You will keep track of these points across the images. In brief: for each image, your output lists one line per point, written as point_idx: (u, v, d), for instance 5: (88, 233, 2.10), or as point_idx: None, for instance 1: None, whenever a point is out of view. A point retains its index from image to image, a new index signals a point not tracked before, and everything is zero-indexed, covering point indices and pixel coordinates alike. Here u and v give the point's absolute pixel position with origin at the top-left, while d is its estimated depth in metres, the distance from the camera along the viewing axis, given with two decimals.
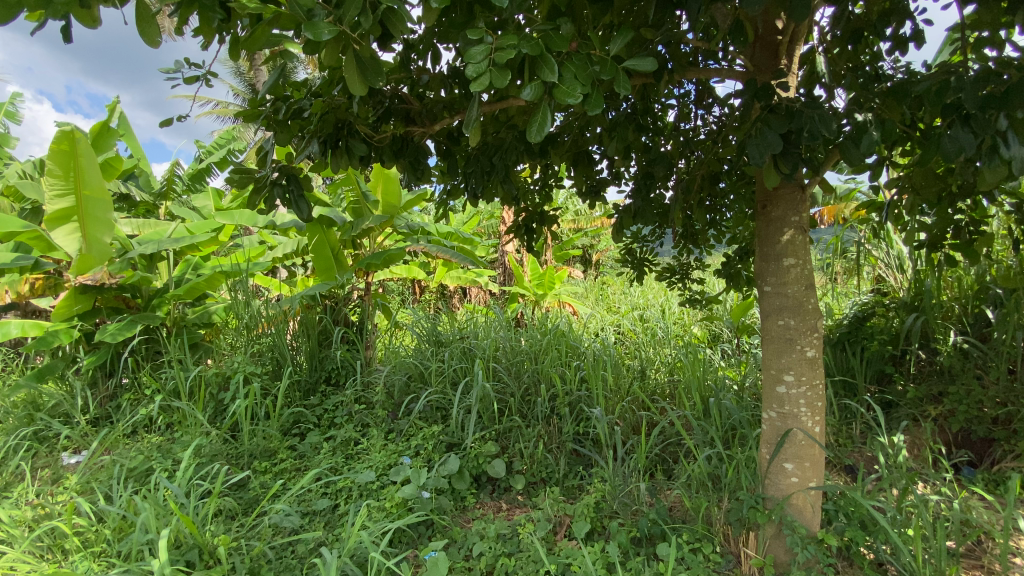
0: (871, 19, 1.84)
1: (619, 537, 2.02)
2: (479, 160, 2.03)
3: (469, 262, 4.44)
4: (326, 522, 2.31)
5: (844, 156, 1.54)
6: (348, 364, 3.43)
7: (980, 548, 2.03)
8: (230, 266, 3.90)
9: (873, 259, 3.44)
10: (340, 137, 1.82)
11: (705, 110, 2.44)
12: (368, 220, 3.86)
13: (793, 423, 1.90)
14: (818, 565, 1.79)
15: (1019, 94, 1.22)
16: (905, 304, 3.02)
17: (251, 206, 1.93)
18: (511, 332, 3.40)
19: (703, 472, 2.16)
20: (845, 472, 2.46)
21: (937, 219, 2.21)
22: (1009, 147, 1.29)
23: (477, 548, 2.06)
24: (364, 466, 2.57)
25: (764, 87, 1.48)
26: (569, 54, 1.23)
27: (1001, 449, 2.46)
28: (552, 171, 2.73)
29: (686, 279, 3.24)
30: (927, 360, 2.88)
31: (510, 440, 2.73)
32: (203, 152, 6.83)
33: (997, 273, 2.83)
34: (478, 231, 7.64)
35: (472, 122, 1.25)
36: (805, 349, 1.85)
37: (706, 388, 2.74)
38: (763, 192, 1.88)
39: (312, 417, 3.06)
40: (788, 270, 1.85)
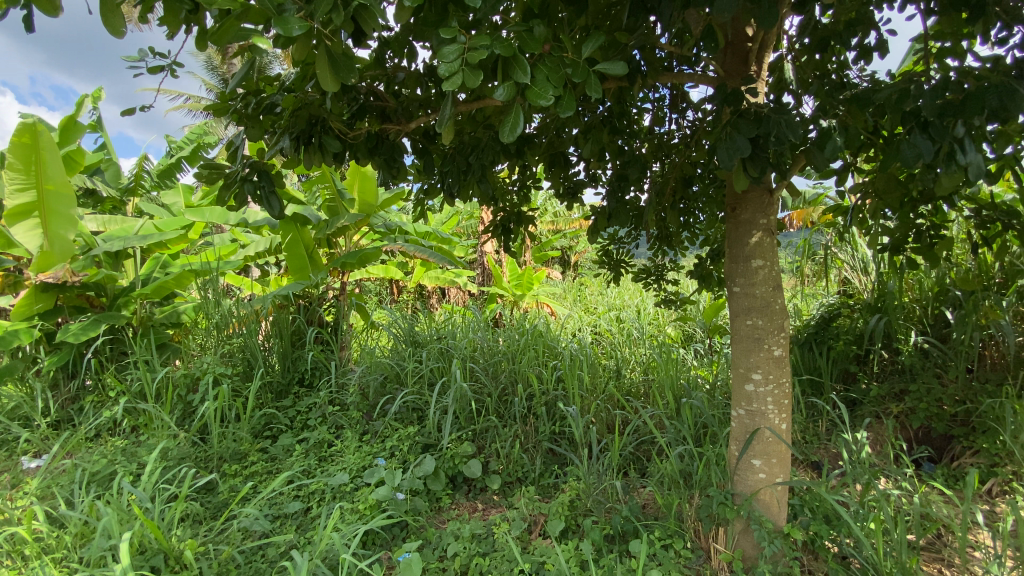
0: (838, 29, 1.91)
1: (592, 534, 2.04)
2: (456, 159, 2.03)
3: (447, 262, 4.42)
4: (298, 525, 2.28)
5: (811, 160, 1.58)
6: (323, 364, 3.38)
7: (940, 541, 2.11)
8: (199, 265, 3.81)
9: (839, 262, 3.55)
10: (313, 133, 1.79)
11: (679, 114, 2.49)
12: (344, 219, 3.82)
13: (761, 421, 1.94)
14: (785, 559, 1.84)
15: (975, 101, 1.27)
16: (869, 305, 3.13)
17: (221, 202, 1.89)
18: (489, 332, 3.41)
19: (675, 469, 2.19)
20: (812, 468, 2.53)
21: (900, 223, 2.29)
22: (966, 153, 1.35)
23: (452, 548, 2.05)
24: (338, 468, 2.53)
25: (734, 93, 1.52)
26: (543, 56, 1.24)
27: (959, 445, 2.56)
28: (530, 172, 2.74)
29: (661, 280, 3.29)
30: (889, 360, 2.98)
31: (487, 441, 2.73)
32: (174, 147, 6.65)
33: (956, 275, 2.95)
34: (457, 231, 7.62)
35: (445, 120, 1.25)
36: (773, 348, 1.90)
37: (679, 387, 2.79)
38: (733, 195, 1.92)
39: (284, 418, 3.00)
40: (756, 271, 1.89)
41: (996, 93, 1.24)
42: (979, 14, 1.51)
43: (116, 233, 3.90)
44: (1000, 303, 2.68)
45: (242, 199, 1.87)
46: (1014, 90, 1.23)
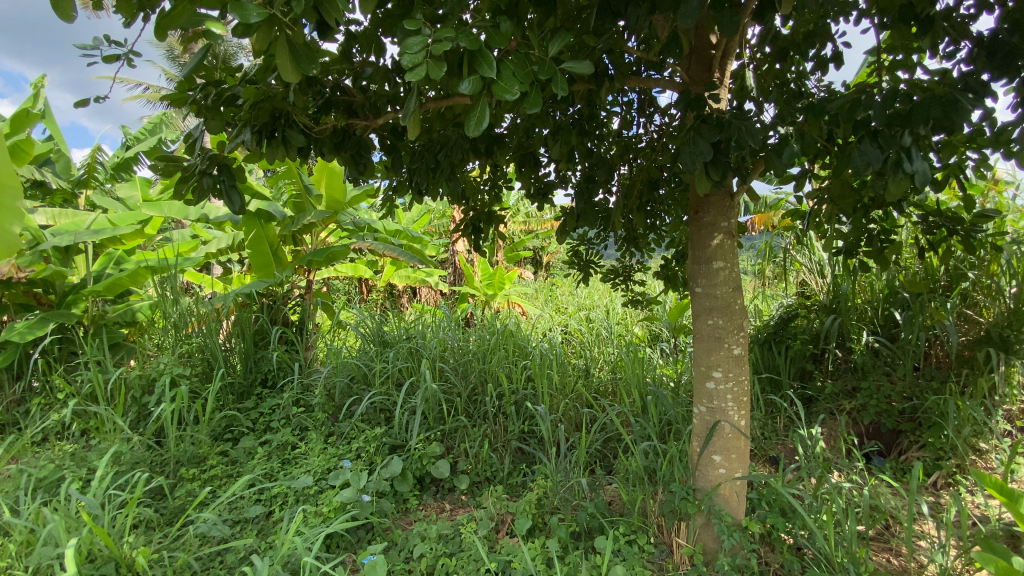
0: (796, 40, 1.99)
1: (559, 532, 2.06)
2: (424, 157, 2.00)
3: (417, 261, 4.38)
4: (259, 529, 2.21)
5: (769, 166, 1.63)
6: (286, 365, 3.29)
7: (888, 532, 2.22)
8: (156, 261, 3.65)
9: (798, 264, 3.67)
10: (277, 127, 1.74)
11: (646, 118, 2.53)
12: (310, 215, 3.74)
13: (721, 416, 2.00)
14: (743, 551, 1.90)
15: (920, 112, 1.34)
16: (825, 306, 3.25)
17: (178, 196, 1.82)
18: (459, 333, 3.39)
19: (640, 466, 2.24)
20: (770, 463, 2.62)
21: (853, 228, 2.39)
22: (912, 162, 1.41)
23: (418, 549, 2.04)
24: (301, 471, 2.47)
25: (697, 98, 1.56)
26: (509, 53, 1.24)
27: (906, 439, 2.69)
28: (500, 171, 2.74)
29: (629, 280, 3.34)
30: (843, 358, 3.12)
31: (456, 441, 2.71)
32: (131, 139, 6.36)
33: (905, 278, 3.09)
34: (429, 230, 7.56)
35: (409, 114, 1.24)
36: (732, 347, 1.96)
37: (645, 385, 2.85)
38: (696, 198, 1.97)
39: (246, 420, 2.91)
40: (717, 272, 1.94)
41: (939, 104, 1.32)
42: (927, 29, 1.59)
43: (66, 227, 3.71)
44: (943, 304, 2.83)
45: (201, 193, 1.81)
46: (956, 102, 1.30)
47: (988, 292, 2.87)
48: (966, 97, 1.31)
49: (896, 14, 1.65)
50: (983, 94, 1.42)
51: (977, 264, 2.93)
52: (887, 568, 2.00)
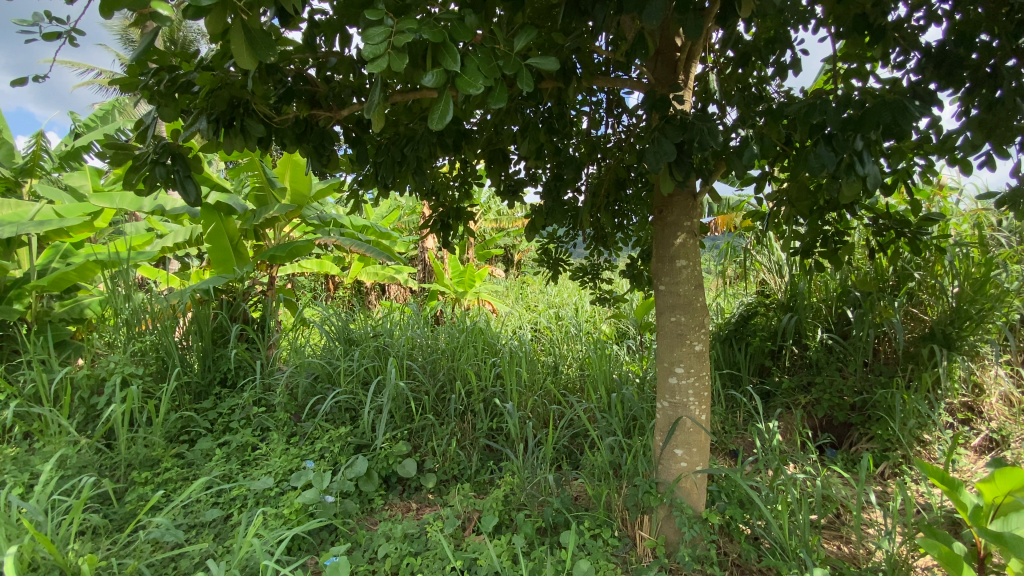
0: (758, 46, 2.04)
1: (525, 528, 2.06)
2: (390, 150, 1.96)
3: (384, 258, 4.31)
4: (216, 533, 2.14)
5: (731, 167, 1.67)
6: (247, 363, 3.19)
7: (839, 520, 2.29)
8: (106, 255, 3.48)
9: (759, 264, 3.78)
10: (235, 116, 1.68)
11: (615, 118, 2.56)
12: (273, 209, 3.64)
13: (683, 411, 2.04)
14: (703, 542, 1.95)
15: (871, 118, 1.40)
16: (782, 304, 3.37)
17: (128, 185, 1.73)
18: (428, 330, 3.36)
19: (605, 461, 2.28)
20: (730, 456, 2.70)
21: (809, 229, 2.48)
22: (864, 165, 1.46)
23: (382, 549, 2.01)
24: (262, 471, 2.41)
25: (662, 99, 1.59)
26: (474, 47, 1.23)
27: (857, 431, 2.82)
28: (470, 168, 2.73)
29: (597, 278, 3.38)
30: (799, 354, 3.24)
31: (423, 439, 2.68)
32: (81, 127, 6.04)
33: (857, 277, 3.23)
34: (398, 227, 7.46)
35: (372, 106, 1.21)
36: (694, 344, 2.00)
37: (611, 381, 2.90)
38: (660, 198, 2.01)
39: (203, 421, 2.81)
40: (680, 270, 1.98)
41: (888, 111, 1.37)
42: (879, 38, 1.66)
43: (7, 218, 3.50)
44: (892, 303, 2.97)
45: (154, 184, 1.72)
46: (903, 108, 1.36)
47: (932, 291, 3.03)
48: (913, 104, 1.38)
49: (851, 24, 1.72)
50: (929, 102, 1.49)
51: (922, 265, 3.09)
52: (838, 555, 2.09)
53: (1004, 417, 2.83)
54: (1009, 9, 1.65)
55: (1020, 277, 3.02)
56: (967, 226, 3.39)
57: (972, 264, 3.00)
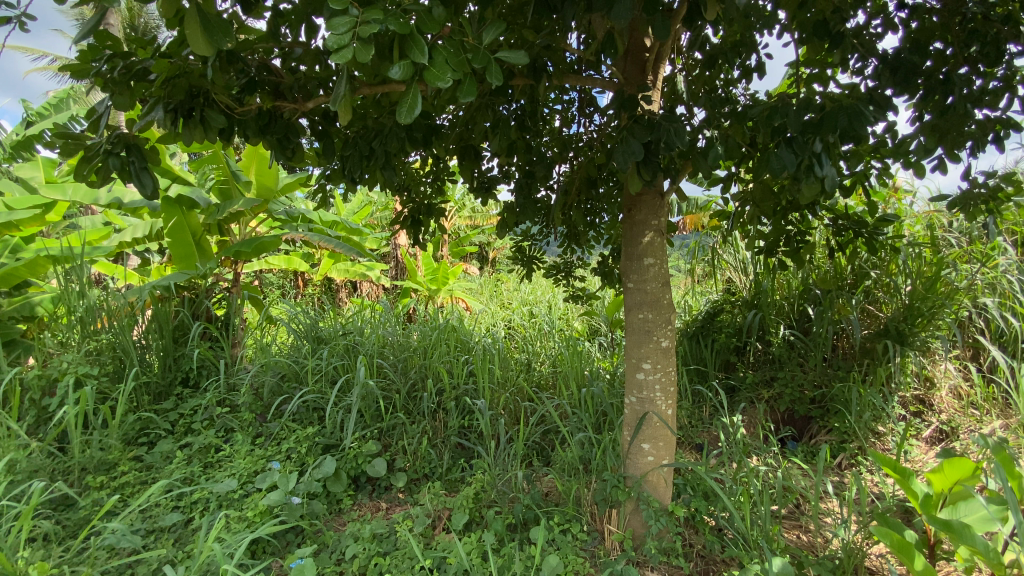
0: (725, 48, 2.08)
1: (495, 525, 2.07)
2: (358, 144, 1.91)
3: (354, 254, 4.25)
4: (175, 538, 2.07)
5: (697, 167, 1.70)
6: (210, 362, 3.09)
7: (799, 510, 2.39)
8: (59, 250, 3.31)
9: (725, 263, 3.87)
10: (194, 106, 1.62)
11: (587, 117, 2.58)
12: (237, 203, 3.54)
13: (650, 407, 2.08)
14: (669, 534, 1.99)
15: (830, 121, 1.44)
16: (747, 302, 3.46)
17: (79, 176, 1.65)
18: (399, 328, 3.33)
19: (575, 457, 2.30)
20: (696, 450, 2.76)
21: (773, 228, 2.55)
22: (822, 167, 1.50)
23: (350, 550, 1.98)
24: (225, 474, 2.33)
25: (630, 99, 1.61)
26: (441, 40, 1.22)
27: (817, 424, 2.93)
28: (442, 164, 2.70)
29: (569, 276, 3.39)
30: (763, 350, 3.33)
31: (393, 438, 2.65)
32: (33, 115, 5.73)
33: (818, 276, 3.34)
34: (370, 223, 7.35)
35: (337, 98, 1.19)
36: (661, 340, 2.04)
37: (582, 377, 2.92)
38: (628, 197, 2.04)
39: (163, 423, 2.70)
40: (648, 268, 2.02)
41: (845, 114, 1.42)
42: (838, 44, 1.71)
43: None
44: (849, 300, 3.09)
45: (107, 175, 1.64)
46: (859, 112, 1.41)
47: (887, 289, 3.16)
48: (868, 109, 1.43)
49: (811, 29, 1.77)
50: (885, 107, 1.55)
51: (879, 263, 3.22)
52: (797, 544, 2.16)
53: (953, 410, 2.98)
54: (961, 18, 1.74)
55: (968, 275, 3.14)
56: (921, 227, 3.55)
57: (925, 263, 3.14)
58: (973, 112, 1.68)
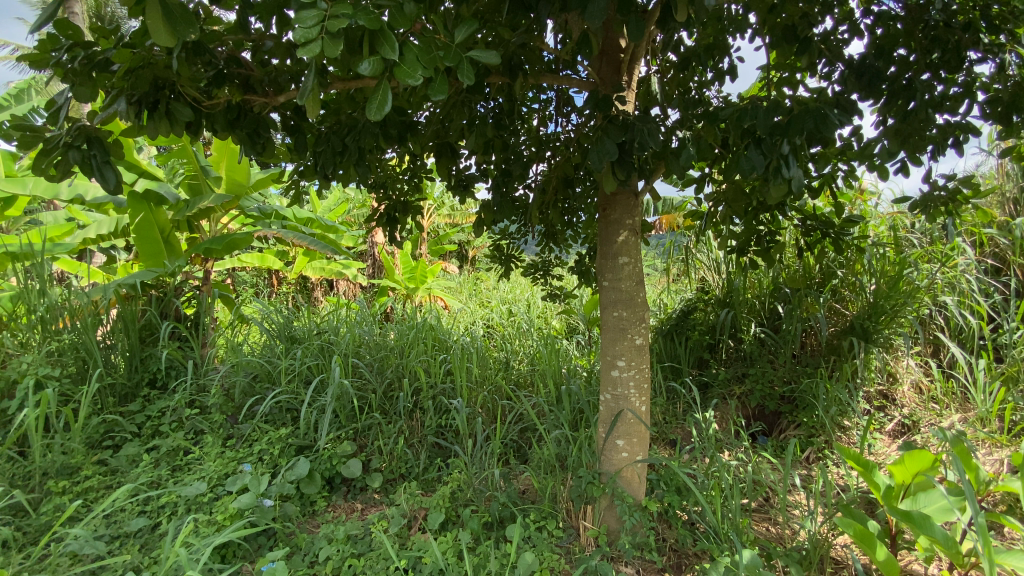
0: (699, 51, 2.12)
1: (471, 523, 2.06)
2: (331, 140, 1.87)
3: (330, 252, 4.18)
4: (141, 544, 2.01)
5: (669, 167, 1.72)
6: (179, 363, 3.00)
7: (768, 503, 2.44)
8: (18, 247, 3.18)
9: (699, 262, 3.94)
10: (160, 98, 1.57)
11: (564, 117, 2.59)
12: (207, 199, 3.46)
13: (624, 404, 2.10)
14: (643, 529, 2.02)
15: (796, 124, 1.47)
16: (720, 300, 3.54)
17: (37, 171, 1.58)
18: (375, 327, 3.29)
19: (551, 454, 2.32)
20: (669, 445, 2.80)
21: (745, 228, 2.61)
22: (789, 169, 1.54)
23: (323, 552, 1.95)
24: (194, 477, 2.27)
25: (605, 99, 1.63)
26: (413, 36, 1.21)
27: (786, 419, 3.00)
28: (419, 162, 2.68)
29: (547, 274, 3.40)
30: (735, 348, 3.41)
31: (369, 438, 2.62)
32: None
33: (788, 274, 3.43)
34: (348, 220, 7.25)
35: (306, 93, 1.17)
36: (635, 337, 2.06)
37: (560, 375, 2.94)
38: (603, 197, 2.06)
39: (129, 425, 2.62)
40: (623, 267, 2.04)
41: (811, 118, 1.46)
42: (806, 49, 1.76)
43: None
44: (817, 299, 3.18)
45: (68, 170, 1.58)
46: (824, 116, 1.45)
47: (852, 288, 3.27)
48: (833, 112, 1.46)
49: (781, 34, 1.81)
50: (850, 111, 1.59)
51: (845, 263, 3.32)
52: (766, 536, 2.22)
53: (914, 404, 3.08)
54: (923, 26, 1.80)
55: (929, 275, 3.25)
56: (885, 227, 3.67)
57: (889, 263, 3.25)
58: (934, 117, 1.74)
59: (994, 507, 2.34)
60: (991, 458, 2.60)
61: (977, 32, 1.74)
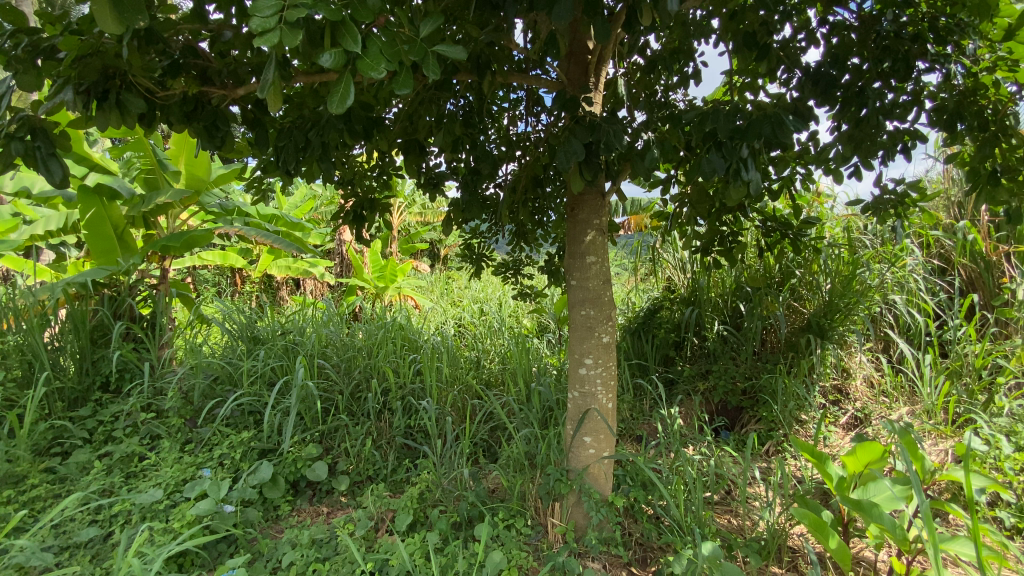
0: (665, 54, 2.16)
1: (439, 524, 2.05)
2: (293, 135, 1.82)
3: (295, 250, 4.07)
4: (93, 555, 1.92)
5: (635, 168, 1.75)
6: (134, 365, 2.88)
7: (729, 496, 2.52)
8: None
9: (666, 261, 4.02)
10: (110, 88, 1.50)
11: (534, 116, 2.60)
12: (165, 194, 3.33)
13: (591, 401, 2.13)
14: (609, 524, 2.06)
15: (755, 128, 1.52)
16: (685, 299, 3.63)
17: None
18: (342, 326, 3.23)
19: (520, 452, 2.33)
20: (636, 441, 2.85)
21: (709, 228, 2.68)
22: (748, 172, 1.59)
23: (287, 558, 1.91)
24: (149, 484, 2.18)
25: (572, 100, 1.65)
26: (376, 28, 1.19)
27: (747, 414, 3.10)
28: (388, 159, 2.64)
29: (518, 273, 3.41)
30: (699, 345, 3.50)
31: (336, 441, 2.58)
32: None
33: (749, 274, 3.54)
34: (315, 218, 7.10)
35: (265, 85, 1.14)
36: (602, 336, 2.09)
37: (530, 374, 2.95)
38: (571, 197, 2.08)
39: (80, 431, 2.50)
40: (590, 266, 2.06)
41: (768, 123, 1.51)
42: (765, 55, 1.81)
43: None
44: (776, 297, 3.30)
45: (10, 162, 1.49)
46: (781, 122, 1.50)
47: (810, 287, 3.40)
48: (789, 118, 1.52)
49: (742, 40, 1.87)
50: (807, 117, 1.65)
51: (803, 263, 3.44)
52: (727, 528, 2.29)
53: (866, 398, 3.23)
54: (875, 36, 1.88)
55: (880, 274, 3.42)
56: (840, 229, 3.84)
57: (843, 263, 3.39)
58: (885, 124, 1.82)
59: (938, 495, 2.48)
60: (936, 448, 2.74)
61: (924, 43, 1.83)
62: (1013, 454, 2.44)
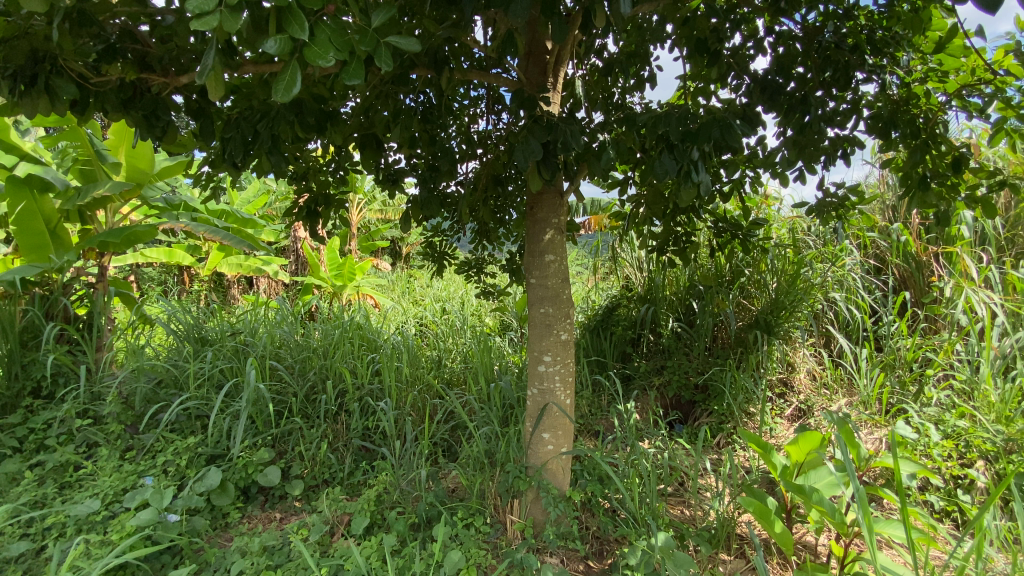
0: (622, 56, 2.20)
1: (397, 525, 2.03)
2: (241, 126, 1.75)
3: (246, 248, 3.91)
4: (23, 571, 1.80)
5: (591, 168, 1.77)
6: (68, 369, 2.70)
7: (682, 487, 2.61)
8: None
9: (623, 260, 4.10)
10: (38, 71, 1.39)
11: (494, 114, 2.60)
12: (103, 186, 3.12)
13: (550, 398, 2.15)
14: (566, 518, 2.09)
15: (705, 132, 1.57)
16: (641, 297, 3.72)
17: None
18: (296, 326, 3.14)
19: (480, 450, 2.34)
20: (594, 436, 2.90)
21: (664, 228, 2.75)
22: (698, 174, 1.64)
23: (236, 566, 1.85)
24: (86, 494, 2.06)
25: (530, 98, 1.66)
26: (326, 17, 1.16)
27: (700, 408, 3.21)
28: (345, 153, 2.58)
29: (479, 272, 3.40)
30: (655, 341, 3.59)
31: (289, 444, 2.51)
32: None
33: (702, 273, 3.66)
34: (269, 214, 6.87)
35: (206, 70, 1.09)
36: (560, 333, 2.12)
37: (490, 372, 2.96)
38: (531, 196, 2.09)
39: (7, 439, 2.33)
40: (549, 265, 2.09)
41: (717, 127, 1.56)
42: (716, 61, 1.88)
43: None
44: (727, 296, 3.43)
45: None
46: (729, 126, 1.56)
47: (758, 285, 3.55)
48: (737, 122, 1.58)
49: (694, 45, 1.93)
50: (754, 122, 1.71)
51: (751, 263, 3.62)
52: (680, 518, 2.37)
53: (809, 390, 3.40)
54: (818, 46, 1.98)
55: (822, 273, 3.62)
56: (785, 230, 4.04)
57: (788, 263, 3.56)
58: (825, 131, 1.92)
59: (874, 480, 2.66)
60: (872, 436, 2.91)
61: (862, 54, 1.94)
62: (939, 440, 2.64)
